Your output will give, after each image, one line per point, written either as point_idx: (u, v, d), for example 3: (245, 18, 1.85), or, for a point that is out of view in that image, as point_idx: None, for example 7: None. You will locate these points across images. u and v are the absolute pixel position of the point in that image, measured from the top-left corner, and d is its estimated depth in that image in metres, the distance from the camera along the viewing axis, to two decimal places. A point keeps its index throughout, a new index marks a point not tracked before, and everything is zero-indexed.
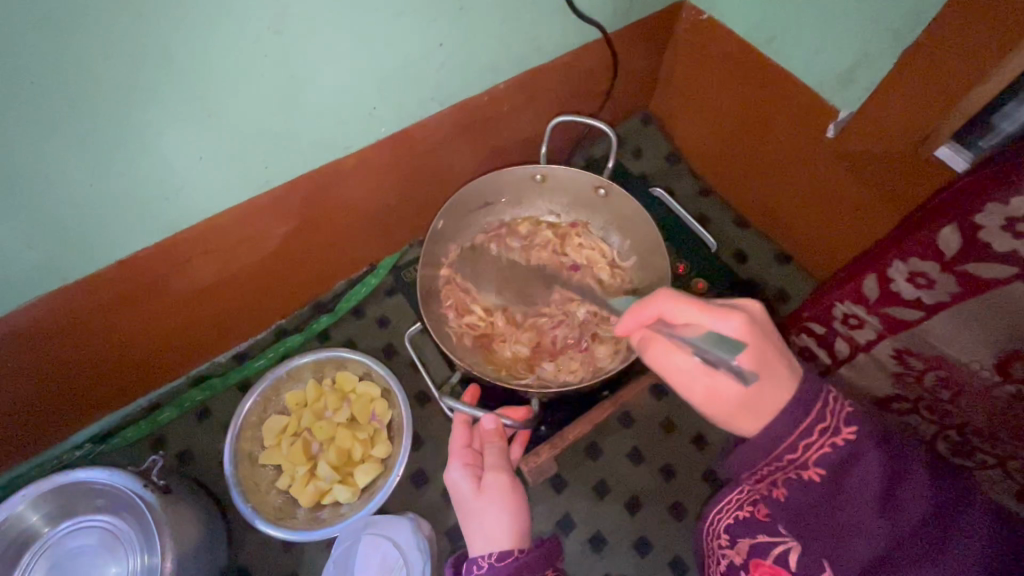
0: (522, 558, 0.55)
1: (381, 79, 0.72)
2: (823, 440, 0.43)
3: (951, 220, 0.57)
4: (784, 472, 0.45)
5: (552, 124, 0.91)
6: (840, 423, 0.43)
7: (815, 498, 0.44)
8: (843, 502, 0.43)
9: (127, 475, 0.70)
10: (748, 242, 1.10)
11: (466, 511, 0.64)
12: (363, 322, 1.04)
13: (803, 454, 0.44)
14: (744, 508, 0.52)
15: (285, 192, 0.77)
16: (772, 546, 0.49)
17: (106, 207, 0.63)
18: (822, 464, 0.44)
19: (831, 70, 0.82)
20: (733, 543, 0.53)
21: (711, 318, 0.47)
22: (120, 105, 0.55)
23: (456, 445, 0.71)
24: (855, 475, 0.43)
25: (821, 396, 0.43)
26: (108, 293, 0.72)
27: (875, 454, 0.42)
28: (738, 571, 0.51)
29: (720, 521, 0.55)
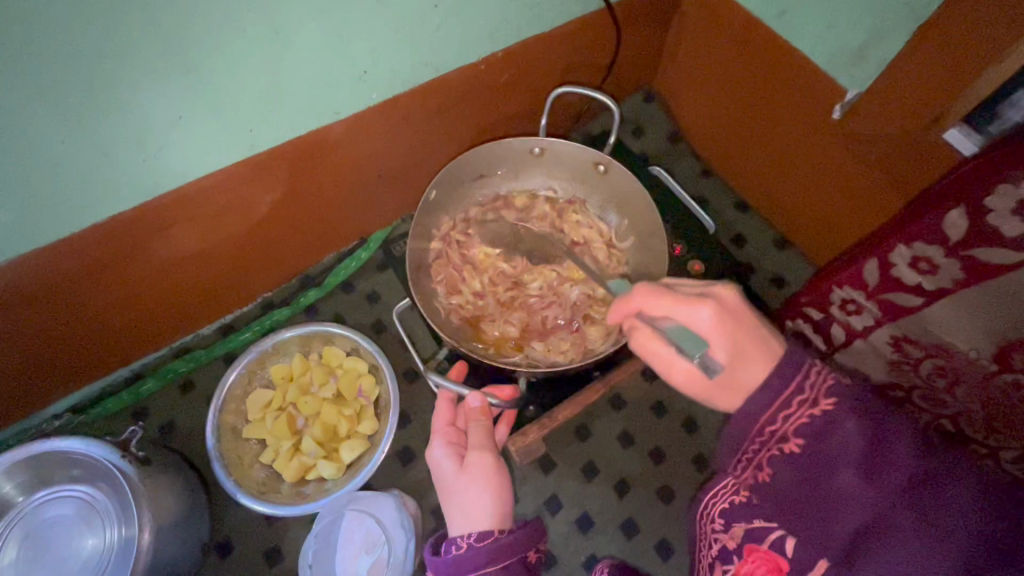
0: (502, 540, 0.54)
1: (373, 40, 0.68)
2: (800, 410, 0.38)
3: (958, 203, 0.55)
4: (765, 449, 0.40)
5: (554, 96, 0.88)
6: (819, 392, 0.38)
7: (798, 475, 0.38)
8: (826, 480, 0.37)
9: (105, 445, 0.69)
10: (747, 226, 1.08)
11: (447, 489, 0.64)
12: (352, 297, 1.01)
13: (782, 426, 0.39)
14: (739, 492, 0.42)
15: (270, 158, 0.74)
16: (769, 530, 0.40)
17: (79, 168, 0.60)
18: (801, 434, 0.39)
19: (841, 47, 0.79)
20: (727, 526, 0.43)
21: (681, 308, 0.46)
22: (92, 58, 0.52)
23: (439, 423, 0.71)
24: (835, 449, 0.37)
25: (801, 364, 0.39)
26: (84, 259, 0.69)
27: (858, 425, 0.37)
28: (731, 557, 0.43)
29: (714, 504, 0.45)
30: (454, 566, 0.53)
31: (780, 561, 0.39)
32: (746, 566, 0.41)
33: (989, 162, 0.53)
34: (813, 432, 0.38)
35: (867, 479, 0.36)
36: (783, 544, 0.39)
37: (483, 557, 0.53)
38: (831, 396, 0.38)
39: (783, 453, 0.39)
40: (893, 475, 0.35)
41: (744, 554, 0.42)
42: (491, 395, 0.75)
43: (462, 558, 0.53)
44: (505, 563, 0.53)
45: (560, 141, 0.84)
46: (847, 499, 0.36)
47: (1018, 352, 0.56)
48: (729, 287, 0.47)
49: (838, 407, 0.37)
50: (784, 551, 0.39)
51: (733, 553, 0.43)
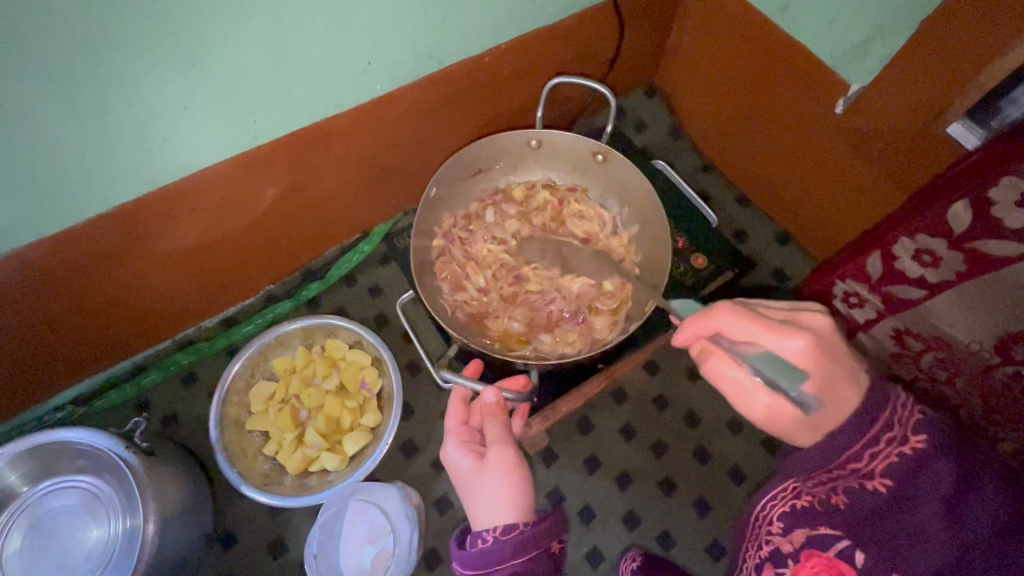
0: (527, 533, 0.56)
1: (378, 31, 0.68)
2: (889, 448, 0.39)
3: (963, 195, 0.55)
4: (844, 479, 0.41)
5: (548, 88, 0.87)
6: (907, 429, 0.39)
7: (878, 509, 0.39)
8: (908, 516, 0.38)
9: (109, 436, 0.69)
10: (748, 221, 1.08)
11: (467, 486, 0.64)
12: (354, 290, 1.01)
13: (867, 461, 0.40)
14: (802, 496, 0.43)
15: (274, 149, 0.74)
16: (838, 538, 0.40)
17: (83, 157, 0.60)
18: (889, 474, 0.39)
19: (843, 41, 0.79)
20: (787, 530, 0.43)
21: (773, 337, 0.44)
22: (98, 46, 0.51)
23: (452, 423, 0.70)
24: (924, 490, 0.38)
25: (885, 395, 0.40)
26: (87, 249, 0.69)
27: (949, 468, 0.37)
28: (785, 561, 0.42)
29: (773, 506, 0.44)
30: (477, 561, 0.55)
31: (844, 567, 0.40)
32: (804, 572, 0.41)
33: (992, 154, 0.54)
34: (905, 471, 0.39)
35: (954, 522, 0.36)
36: (852, 554, 0.40)
37: (508, 551, 0.55)
38: (920, 434, 0.38)
39: (864, 485, 0.40)
40: (984, 524, 0.36)
41: (802, 559, 0.42)
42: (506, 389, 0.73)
43: (487, 553, 0.55)
44: (531, 554, 0.55)
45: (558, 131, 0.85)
46: (931, 541, 0.37)
47: (1019, 345, 0.57)
48: (817, 315, 0.47)
49: (928, 447, 0.38)
50: (851, 559, 0.40)
51: (789, 557, 0.42)
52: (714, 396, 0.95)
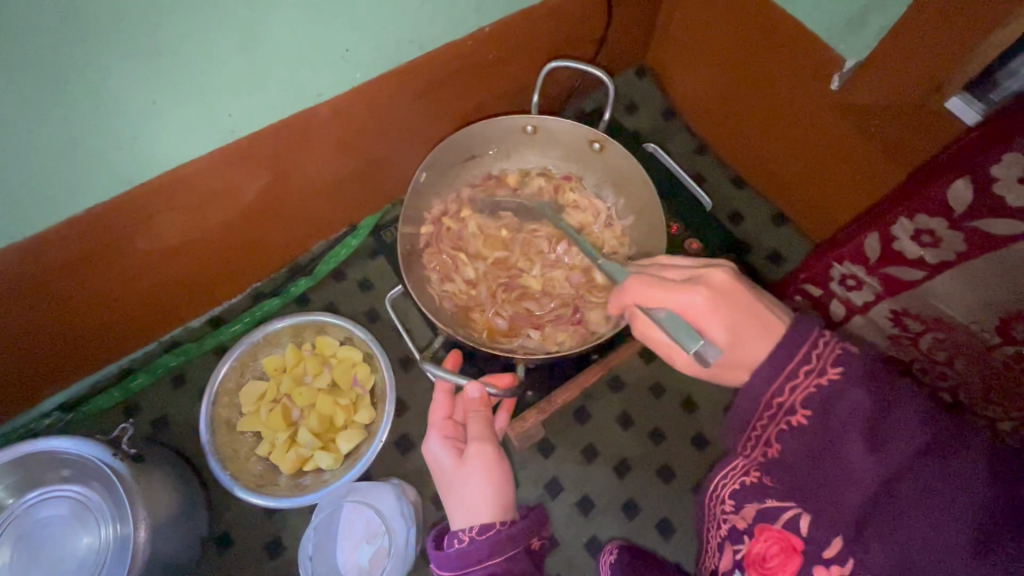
0: (505, 531, 0.55)
1: (355, 16, 0.65)
2: (808, 380, 0.42)
3: (963, 173, 0.54)
4: (775, 423, 0.44)
5: (546, 69, 0.84)
6: (827, 362, 0.41)
7: (805, 446, 0.42)
8: (830, 449, 0.40)
9: (95, 444, 0.67)
10: (743, 202, 1.06)
11: (449, 482, 0.63)
12: (344, 285, 1.00)
13: (790, 398, 0.43)
14: (750, 473, 0.47)
15: (252, 142, 0.71)
16: (782, 511, 0.45)
17: (49, 158, 0.57)
18: (808, 406, 0.42)
19: (840, 14, 0.76)
20: (738, 508, 0.48)
21: (675, 297, 0.49)
22: (54, 39, 0.48)
23: (437, 416, 0.68)
24: (841, 419, 0.40)
25: (811, 336, 0.42)
26: (62, 253, 0.67)
27: (861, 394, 0.40)
28: (741, 536, 0.47)
29: (722, 486, 0.49)
30: (458, 562, 0.54)
31: (795, 540, 0.44)
32: (759, 545, 0.45)
33: (996, 131, 0.52)
34: (823, 402, 0.41)
35: (875, 447, 0.38)
36: (799, 524, 0.44)
37: (485, 550, 0.54)
38: (837, 365, 0.41)
39: (790, 428, 0.43)
40: (900, 446, 0.38)
41: (756, 534, 0.46)
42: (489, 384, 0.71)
43: (465, 552, 0.54)
44: (510, 553, 0.54)
45: (552, 118, 0.82)
46: (853, 468, 0.39)
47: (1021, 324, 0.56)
48: (719, 271, 0.50)
49: (843, 379, 0.40)
50: (799, 531, 0.44)
51: (744, 533, 0.47)
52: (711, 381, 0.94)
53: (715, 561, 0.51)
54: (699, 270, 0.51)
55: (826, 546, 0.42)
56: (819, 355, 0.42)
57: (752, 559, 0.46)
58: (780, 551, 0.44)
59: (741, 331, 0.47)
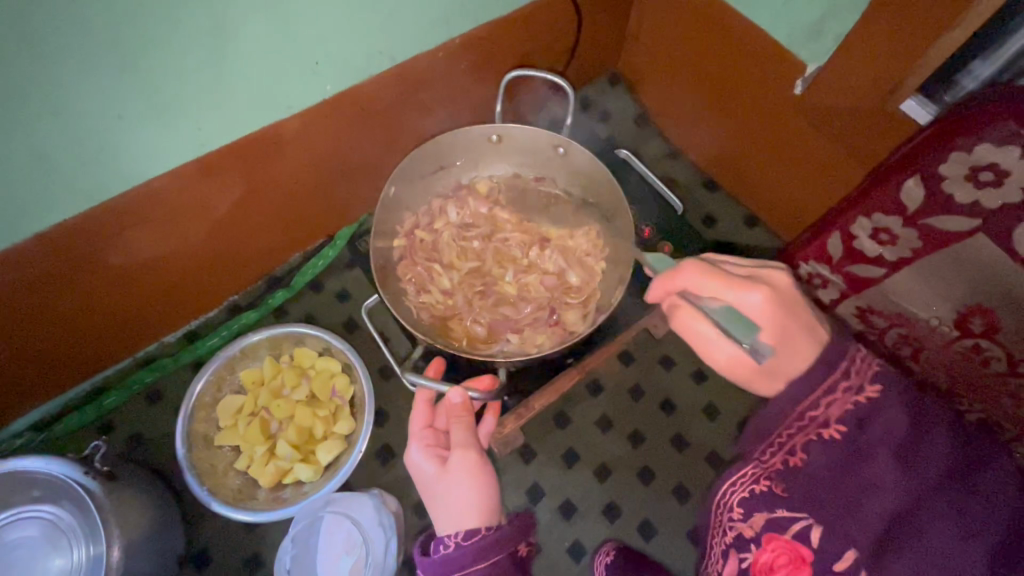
0: (489, 537, 0.55)
1: (323, 30, 0.66)
2: (845, 397, 0.44)
3: (914, 172, 0.56)
4: (803, 434, 0.45)
5: (506, 81, 0.85)
6: (864, 379, 0.44)
7: (835, 461, 0.44)
8: (864, 466, 0.43)
9: (70, 463, 0.67)
10: (716, 205, 1.08)
11: (431, 490, 0.63)
12: (322, 297, 1.00)
13: (825, 412, 0.44)
14: (761, 481, 0.46)
15: (223, 155, 0.72)
16: (792, 522, 0.44)
17: (14, 173, 0.57)
18: (843, 421, 0.44)
19: (799, 22, 0.78)
20: (747, 516, 0.46)
21: (734, 292, 0.48)
22: (16, 56, 0.48)
23: (415, 427, 0.68)
24: (878, 435, 0.43)
25: (847, 356, 0.44)
26: (30, 270, 0.66)
27: (899, 413, 0.43)
28: (748, 545, 0.45)
29: (732, 493, 0.47)
30: (442, 567, 0.54)
31: (803, 550, 0.43)
32: (766, 555, 0.44)
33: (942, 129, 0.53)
34: (862, 418, 0.43)
35: (908, 463, 0.42)
36: (809, 533, 0.44)
37: (469, 556, 0.54)
38: (876, 384, 0.43)
39: (819, 441, 0.44)
40: (929, 465, 0.41)
41: (765, 543, 0.45)
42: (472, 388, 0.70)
43: (449, 558, 0.54)
44: (494, 557, 0.55)
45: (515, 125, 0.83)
46: (886, 484, 0.42)
47: (978, 317, 0.57)
48: (778, 274, 0.50)
49: (883, 397, 0.43)
50: (807, 541, 0.43)
51: (750, 541, 0.45)
52: (688, 382, 0.95)
53: (718, 568, 0.48)
54: (758, 272, 0.50)
55: (836, 558, 0.42)
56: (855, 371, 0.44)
57: (758, 569, 0.45)
58: (788, 561, 0.44)
59: (791, 336, 0.46)
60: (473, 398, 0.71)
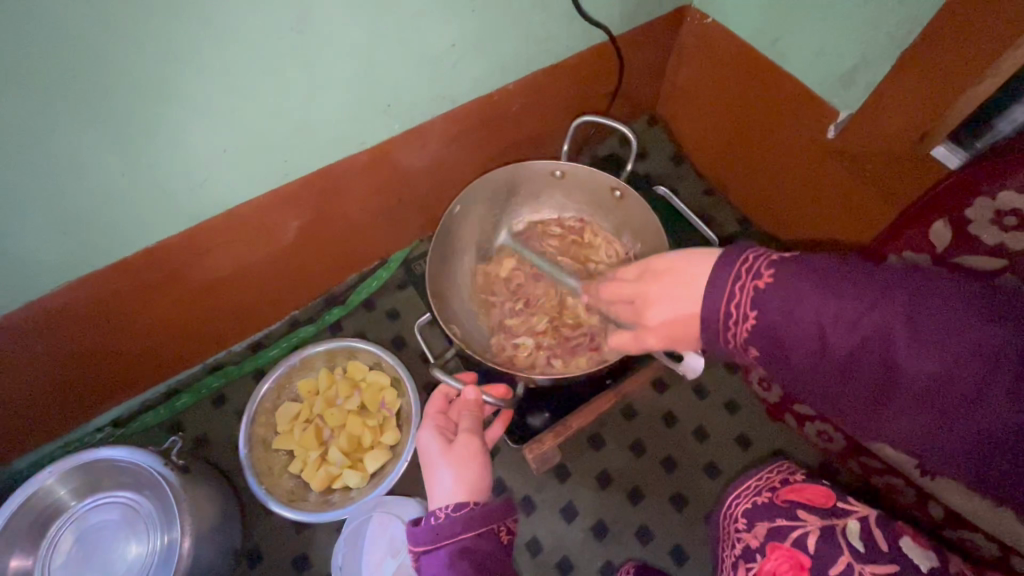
0: (478, 509, 0.59)
1: (398, 77, 0.75)
2: (742, 327, 0.46)
3: (945, 214, 0.60)
4: (759, 358, 0.47)
5: (575, 122, 0.95)
6: (734, 300, 0.46)
7: (794, 364, 0.45)
8: (802, 349, 0.44)
9: (149, 453, 0.73)
10: (751, 241, 1.12)
11: (431, 464, 0.68)
12: (373, 315, 1.07)
13: (739, 314, 0.46)
14: (763, 493, 0.52)
15: (302, 184, 0.81)
16: (791, 530, 0.47)
17: (135, 196, 0.66)
18: (753, 332, 0.45)
19: (832, 72, 0.84)
20: (750, 526, 0.50)
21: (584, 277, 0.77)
22: (153, 101, 0.58)
23: (430, 411, 0.75)
24: (772, 325, 0.44)
25: (731, 275, 0.46)
26: (133, 279, 0.75)
27: (807, 280, 0.43)
28: (754, 554, 0.48)
29: (737, 504, 0.53)
30: (431, 536, 0.57)
31: (802, 557, 0.46)
32: (768, 563, 0.47)
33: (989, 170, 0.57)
34: (773, 304, 0.44)
35: (831, 320, 0.42)
36: (805, 541, 0.46)
37: (458, 526, 0.57)
38: (742, 296, 0.46)
39: (752, 328, 0.45)
40: (803, 307, 0.43)
41: (767, 552, 0.47)
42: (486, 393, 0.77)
43: (441, 527, 0.58)
44: (479, 530, 0.58)
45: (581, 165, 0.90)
46: (814, 343, 0.43)
47: None
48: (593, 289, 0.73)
49: (751, 294, 0.45)
50: (806, 548, 0.46)
51: (757, 551, 0.48)
52: (721, 412, 0.97)
53: None
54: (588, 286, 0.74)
55: (832, 563, 0.44)
56: (748, 267, 0.46)
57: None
58: (789, 569, 0.46)
59: (661, 275, 0.51)
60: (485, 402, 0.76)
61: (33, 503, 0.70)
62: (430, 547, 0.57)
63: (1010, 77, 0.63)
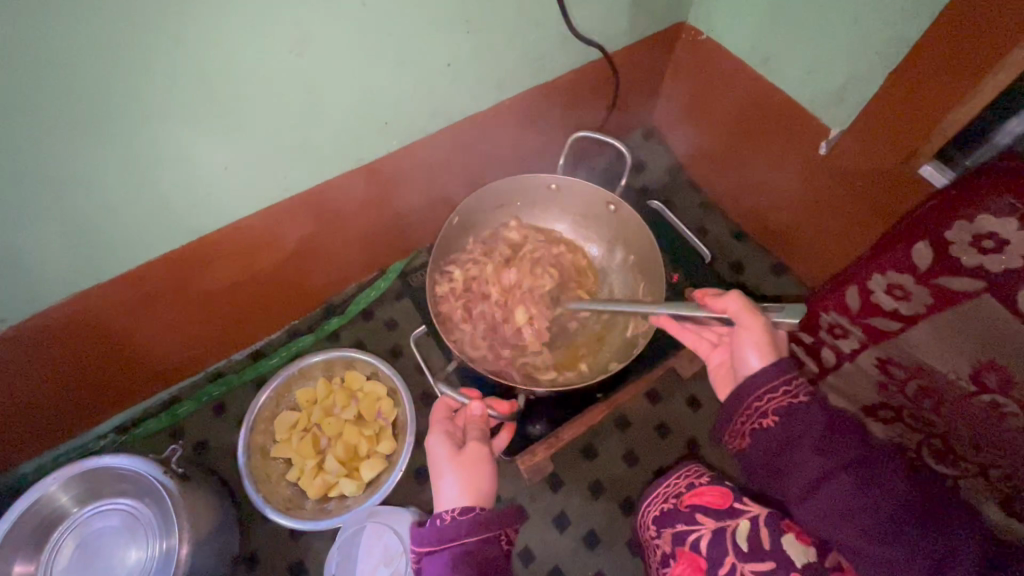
0: (483, 514, 0.60)
1: (394, 94, 0.77)
2: (782, 397, 0.56)
3: (924, 236, 0.61)
4: (750, 423, 0.58)
5: (572, 139, 0.97)
6: (798, 390, 0.56)
7: (765, 447, 0.56)
8: (787, 451, 0.54)
9: (149, 461, 0.75)
10: (745, 253, 1.13)
11: (438, 468, 0.68)
12: (371, 325, 1.09)
13: (767, 403, 0.57)
14: (668, 500, 0.63)
15: (300, 198, 0.82)
16: (688, 534, 0.59)
17: (138, 213, 0.69)
18: (777, 413, 0.56)
19: (824, 89, 0.85)
20: (659, 532, 0.62)
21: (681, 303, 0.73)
22: (155, 122, 0.60)
23: (438, 416, 0.75)
24: (799, 429, 0.54)
25: (791, 368, 0.57)
26: (136, 292, 0.77)
27: (822, 415, 0.54)
28: (666, 558, 0.60)
29: (648, 513, 0.65)
30: (434, 537, 0.59)
31: (700, 561, 0.57)
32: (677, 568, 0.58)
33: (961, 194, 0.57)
34: (817, 415, 0.54)
35: (828, 463, 0.52)
36: (699, 547, 0.57)
37: (462, 529, 0.59)
38: (803, 395, 0.56)
39: (768, 425, 0.56)
40: (839, 453, 0.52)
41: (677, 558, 0.58)
42: (491, 407, 0.78)
43: (444, 529, 0.59)
44: (483, 534, 0.59)
45: (577, 180, 0.92)
46: (807, 461, 0.53)
47: (992, 373, 0.59)
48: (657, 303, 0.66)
49: (807, 400, 0.55)
50: (701, 552, 0.57)
51: (670, 557, 0.59)
52: (713, 423, 0.98)
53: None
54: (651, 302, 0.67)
55: (721, 563, 0.55)
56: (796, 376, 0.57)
57: None
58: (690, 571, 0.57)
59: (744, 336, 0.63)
60: (491, 416, 0.78)
61: (37, 510, 0.72)
62: (433, 548, 0.58)
63: (994, 98, 0.65)
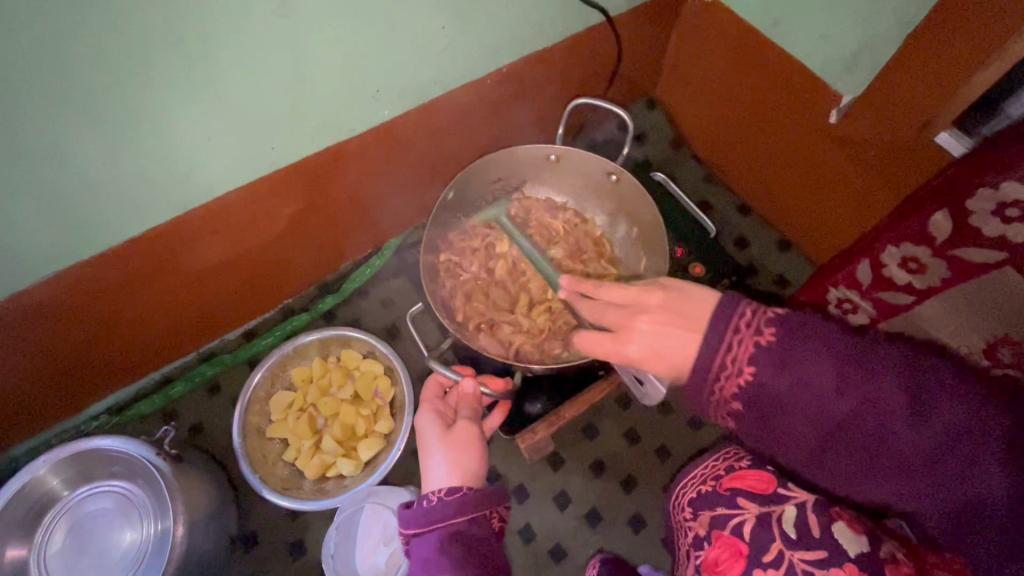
0: (471, 493, 0.59)
1: (385, 61, 0.73)
2: (733, 378, 0.48)
3: (944, 205, 0.58)
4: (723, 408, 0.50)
5: (569, 105, 0.91)
6: (745, 359, 0.47)
7: (753, 418, 0.49)
8: (777, 417, 0.47)
9: (141, 443, 0.73)
10: (749, 227, 1.10)
11: (426, 449, 0.67)
12: (368, 303, 1.07)
13: (722, 391, 0.49)
14: (707, 482, 0.58)
15: (290, 171, 0.79)
16: (730, 518, 0.54)
17: (119, 188, 0.65)
18: (741, 395, 0.48)
19: (836, 54, 0.81)
20: (695, 515, 0.57)
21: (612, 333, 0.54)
22: (132, 92, 0.56)
23: (427, 395, 0.74)
24: (776, 397, 0.46)
25: (726, 339, 0.47)
26: (121, 271, 0.74)
27: (786, 369, 0.45)
28: (701, 542, 0.55)
29: (684, 494, 0.60)
30: (423, 519, 0.57)
31: (741, 545, 0.51)
32: (713, 551, 0.53)
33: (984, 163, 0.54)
34: (774, 371, 0.46)
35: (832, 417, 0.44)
36: (743, 530, 0.52)
37: (450, 509, 0.57)
38: (752, 363, 0.46)
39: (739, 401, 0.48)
40: (831, 400, 0.44)
41: (713, 541, 0.54)
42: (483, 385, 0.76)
43: (431, 510, 0.57)
44: (471, 514, 0.57)
45: (577, 149, 0.87)
46: (802, 423, 0.46)
47: (1006, 348, 0.57)
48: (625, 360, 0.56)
49: (758, 367, 0.46)
50: (744, 537, 0.52)
51: (704, 540, 0.55)
52: None
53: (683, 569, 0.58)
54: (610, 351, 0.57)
55: (765, 550, 0.50)
56: (748, 323, 0.47)
57: (706, 564, 0.53)
58: (728, 556, 0.52)
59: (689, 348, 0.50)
60: (483, 395, 0.76)
61: (27, 494, 0.71)
62: (422, 530, 0.57)
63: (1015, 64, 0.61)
